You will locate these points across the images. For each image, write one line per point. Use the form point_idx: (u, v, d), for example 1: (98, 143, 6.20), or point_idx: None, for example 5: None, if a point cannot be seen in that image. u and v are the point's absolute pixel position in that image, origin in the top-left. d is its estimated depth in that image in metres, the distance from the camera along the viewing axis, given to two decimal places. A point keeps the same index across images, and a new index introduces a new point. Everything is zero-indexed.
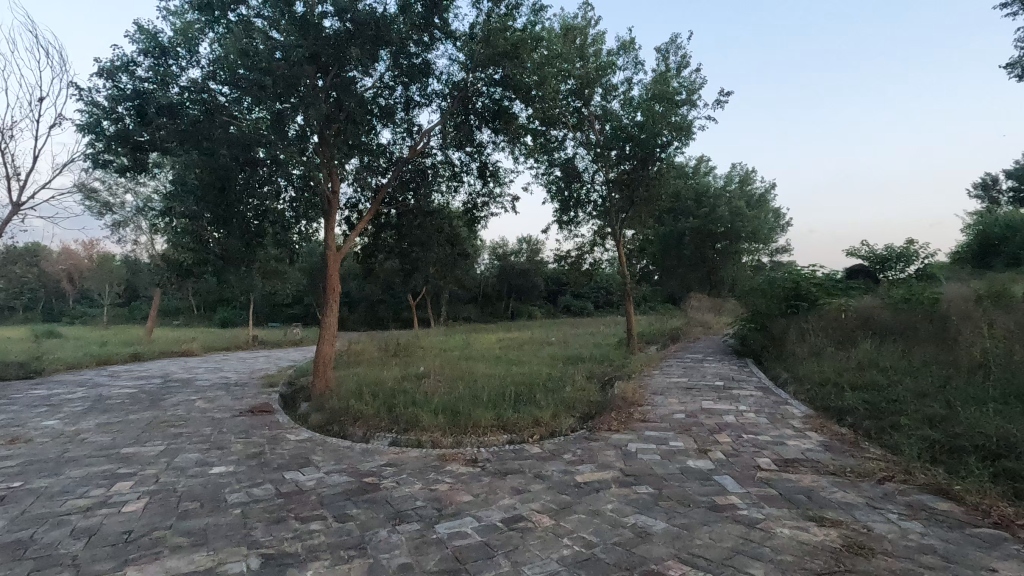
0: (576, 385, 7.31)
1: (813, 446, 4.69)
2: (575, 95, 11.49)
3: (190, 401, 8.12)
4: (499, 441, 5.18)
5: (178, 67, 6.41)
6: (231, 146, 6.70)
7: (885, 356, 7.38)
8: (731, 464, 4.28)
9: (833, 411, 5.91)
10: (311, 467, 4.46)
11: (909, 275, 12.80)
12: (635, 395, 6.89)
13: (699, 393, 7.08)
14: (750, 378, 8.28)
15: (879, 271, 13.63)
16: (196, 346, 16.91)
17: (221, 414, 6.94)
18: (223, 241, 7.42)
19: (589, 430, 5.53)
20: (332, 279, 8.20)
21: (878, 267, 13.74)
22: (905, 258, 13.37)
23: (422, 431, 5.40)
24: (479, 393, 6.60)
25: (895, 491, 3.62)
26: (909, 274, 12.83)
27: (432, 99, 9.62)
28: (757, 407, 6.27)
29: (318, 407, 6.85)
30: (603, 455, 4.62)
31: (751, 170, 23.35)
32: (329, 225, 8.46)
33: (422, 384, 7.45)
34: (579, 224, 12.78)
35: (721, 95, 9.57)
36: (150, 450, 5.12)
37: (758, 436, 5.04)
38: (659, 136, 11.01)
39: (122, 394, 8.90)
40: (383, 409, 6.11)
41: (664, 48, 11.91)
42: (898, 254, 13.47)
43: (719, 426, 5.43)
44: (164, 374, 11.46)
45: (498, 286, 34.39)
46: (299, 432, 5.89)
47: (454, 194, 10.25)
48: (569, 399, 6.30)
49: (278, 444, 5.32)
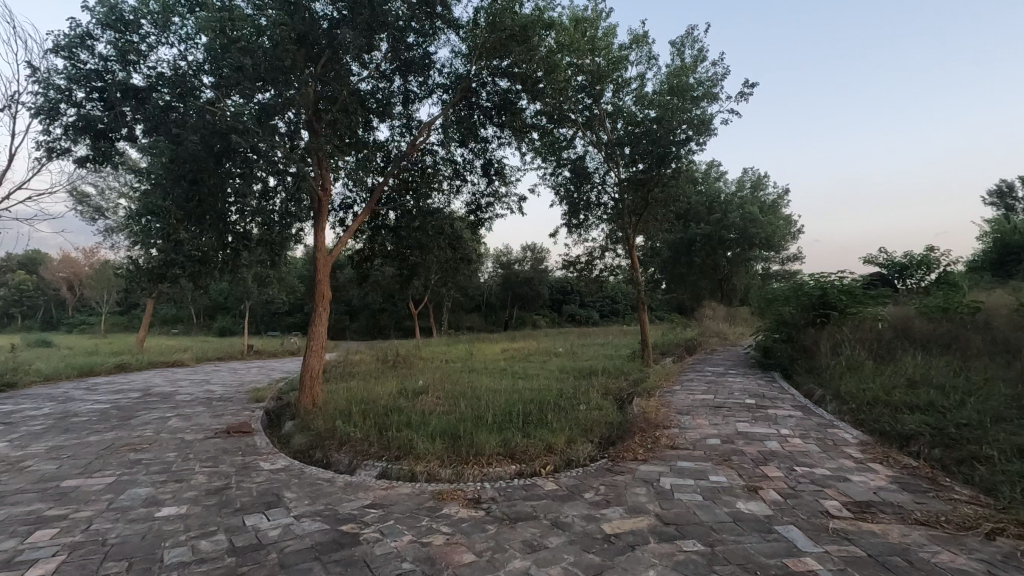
0: (591, 403, 6.53)
1: (886, 484, 3.90)
2: (586, 91, 10.76)
3: (163, 419, 7.34)
4: (506, 473, 4.43)
5: (145, 43, 5.68)
6: (205, 134, 5.85)
7: (937, 371, 6.59)
8: (795, 510, 3.47)
9: (892, 436, 5.10)
10: (280, 509, 3.69)
11: (932, 283, 11.90)
12: (659, 416, 6.12)
13: (730, 414, 6.29)
14: (784, 396, 7.47)
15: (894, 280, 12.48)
16: (187, 357, 16.17)
17: (193, 437, 6.19)
18: (197, 241, 6.45)
19: (611, 459, 4.76)
20: (323, 284, 7.42)
21: (896, 276, 12.70)
22: (924, 267, 12.31)
23: (416, 459, 4.64)
24: (483, 413, 5.84)
25: (1015, 553, 2.84)
26: (931, 282, 11.87)
27: (433, 93, 8.96)
28: (800, 430, 5.48)
29: (302, 428, 6.08)
30: (632, 494, 3.83)
31: (763, 175, 22.52)
32: (321, 226, 7.73)
33: (419, 402, 6.68)
34: (589, 227, 12.03)
35: (746, 87, 8.81)
36: (96, 483, 4.35)
37: (815, 470, 4.24)
38: (676, 131, 10.15)
39: (92, 410, 8.12)
40: (372, 432, 5.34)
41: (680, 41, 11.24)
42: (916, 262, 12.38)
43: (765, 456, 4.64)
44: (146, 387, 10.69)
45: (501, 295, 33.65)
46: (275, 459, 5.13)
47: (456, 194, 9.48)
48: (585, 422, 5.53)
49: (247, 477, 4.53)
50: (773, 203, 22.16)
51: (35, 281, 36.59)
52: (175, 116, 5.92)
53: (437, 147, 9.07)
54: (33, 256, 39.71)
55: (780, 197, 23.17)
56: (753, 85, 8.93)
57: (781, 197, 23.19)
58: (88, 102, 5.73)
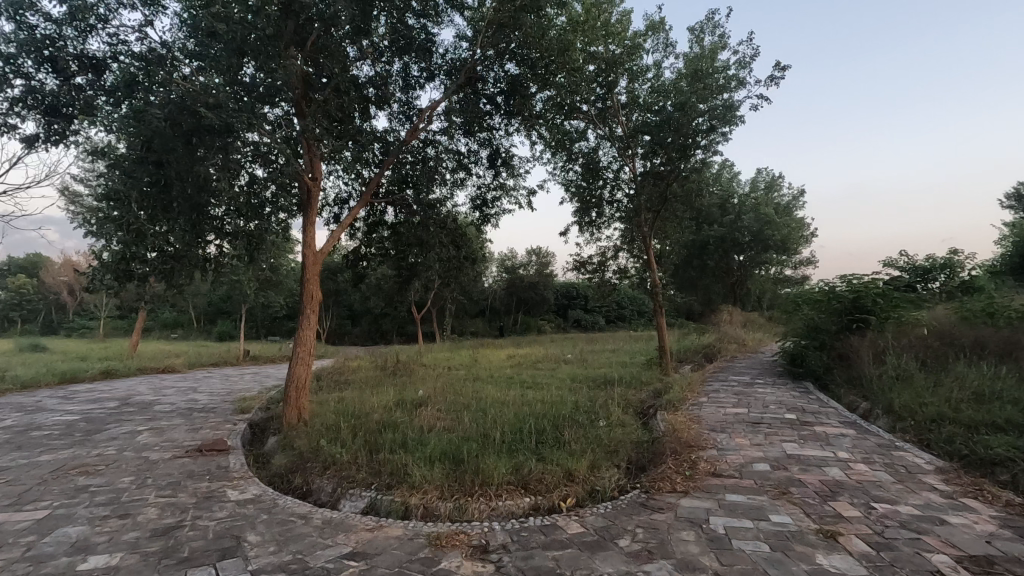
0: (612, 417, 5.76)
1: (998, 530, 3.11)
2: (599, 80, 10.00)
3: (133, 433, 6.58)
4: (518, 509, 3.68)
5: (104, 5, 5.01)
6: (174, 111, 5.15)
7: (1006, 382, 5.79)
8: (894, 568, 2.68)
9: (974, 462, 4.30)
10: (235, 561, 2.92)
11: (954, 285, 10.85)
12: (691, 433, 5.34)
13: (773, 432, 5.49)
14: (826, 410, 6.67)
15: (916, 284, 11.31)
16: (179, 362, 15.44)
17: (159, 455, 5.43)
18: (166, 235, 5.70)
19: (643, 489, 4.00)
20: (312, 285, 6.67)
21: (918, 279, 11.60)
22: (949, 269, 11.31)
23: (410, 489, 3.89)
24: (489, 431, 5.08)
25: None
26: (954, 284, 10.87)
27: (434, 80, 8.25)
28: (861, 453, 4.70)
29: (283, 447, 5.32)
30: (680, 542, 3.05)
31: (778, 175, 21.74)
32: (311, 221, 7.02)
33: (416, 416, 5.91)
34: (602, 226, 11.26)
35: (776, 69, 8.06)
36: (22, 519, 3.59)
37: (898, 509, 3.45)
38: (695, 120, 9.37)
39: (59, 422, 7.36)
40: (362, 454, 4.60)
41: (699, 26, 10.52)
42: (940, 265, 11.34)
43: (831, 489, 3.84)
44: (126, 395, 9.93)
45: (506, 300, 32.88)
46: (246, 486, 4.36)
47: (459, 188, 8.72)
48: (609, 442, 4.77)
49: (206, 511, 3.76)
50: (788, 205, 21.29)
51: (35, 285, 35.90)
52: (141, 90, 5.21)
53: (438, 136, 8.31)
54: (32, 260, 39.13)
55: (795, 198, 22.32)
56: (784, 68, 8.19)
57: (796, 198, 22.33)
58: (38, 72, 5.04)
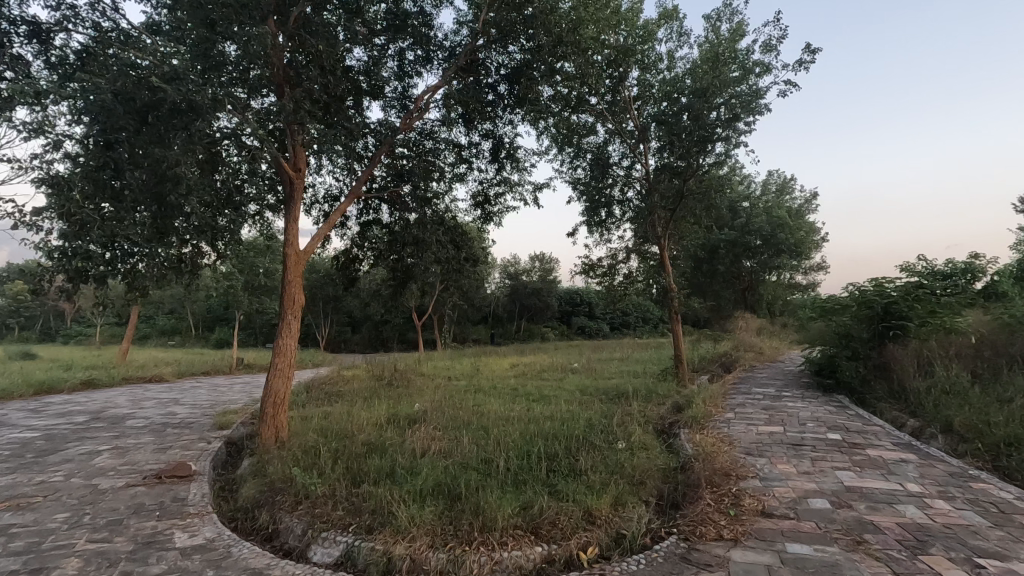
0: (633, 438, 5.02)
1: None
2: (609, 71, 9.29)
3: (92, 454, 5.85)
4: (528, 562, 2.97)
5: None
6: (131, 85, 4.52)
7: None
8: None
9: None
10: None
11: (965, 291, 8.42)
12: (725, 457, 4.60)
13: (821, 457, 4.75)
14: (871, 429, 5.92)
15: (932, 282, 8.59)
16: (168, 371, 14.72)
17: (112, 483, 4.70)
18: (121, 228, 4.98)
19: (682, 536, 3.26)
20: (294, 288, 5.93)
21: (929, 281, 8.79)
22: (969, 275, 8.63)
23: (394, 534, 3.16)
24: (492, 457, 4.33)
25: None
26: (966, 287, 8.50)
27: (430, 64, 7.52)
28: (933, 486, 3.96)
29: (253, 474, 4.58)
30: None
31: (790, 178, 21.04)
32: (293, 216, 6.28)
33: (410, 436, 5.16)
34: (612, 226, 10.54)
35: (807, 52, 7.35)
36: None
37: (1014, 567, 2.72)
38: (713, 108, 8.67)
39: (15, 440, 6.63)
40: (342, 485, 3.87)
41: (715, 14, 9.83)
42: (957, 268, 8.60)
43: (916, 537, 3.08)
44: (100, 408, 9.19)
45: (509, 306, 32.21)
46: (200, 526, 3.63)
47: (459, 183, 8.03)
48: (634, 471, 4.04)
49: (140, 564, 3.03)
50: (801, 207, 20.61)
51: None
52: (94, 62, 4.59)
53: (437, 127, 7.65)
54: None
55: (807, 201, 21.64)
56: (816, 51, 7.47)
57: (808, 201, 21.66)
58: None
